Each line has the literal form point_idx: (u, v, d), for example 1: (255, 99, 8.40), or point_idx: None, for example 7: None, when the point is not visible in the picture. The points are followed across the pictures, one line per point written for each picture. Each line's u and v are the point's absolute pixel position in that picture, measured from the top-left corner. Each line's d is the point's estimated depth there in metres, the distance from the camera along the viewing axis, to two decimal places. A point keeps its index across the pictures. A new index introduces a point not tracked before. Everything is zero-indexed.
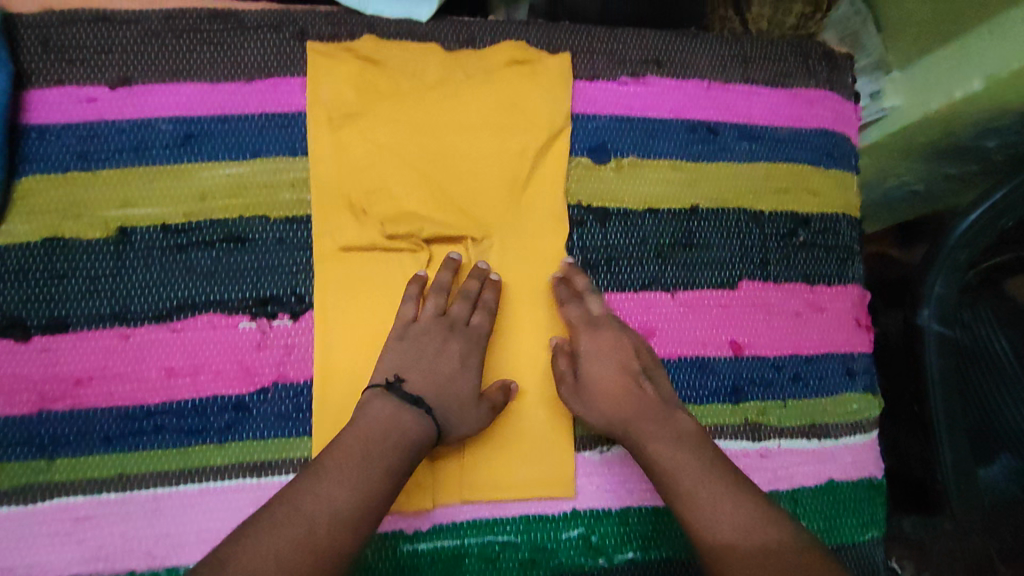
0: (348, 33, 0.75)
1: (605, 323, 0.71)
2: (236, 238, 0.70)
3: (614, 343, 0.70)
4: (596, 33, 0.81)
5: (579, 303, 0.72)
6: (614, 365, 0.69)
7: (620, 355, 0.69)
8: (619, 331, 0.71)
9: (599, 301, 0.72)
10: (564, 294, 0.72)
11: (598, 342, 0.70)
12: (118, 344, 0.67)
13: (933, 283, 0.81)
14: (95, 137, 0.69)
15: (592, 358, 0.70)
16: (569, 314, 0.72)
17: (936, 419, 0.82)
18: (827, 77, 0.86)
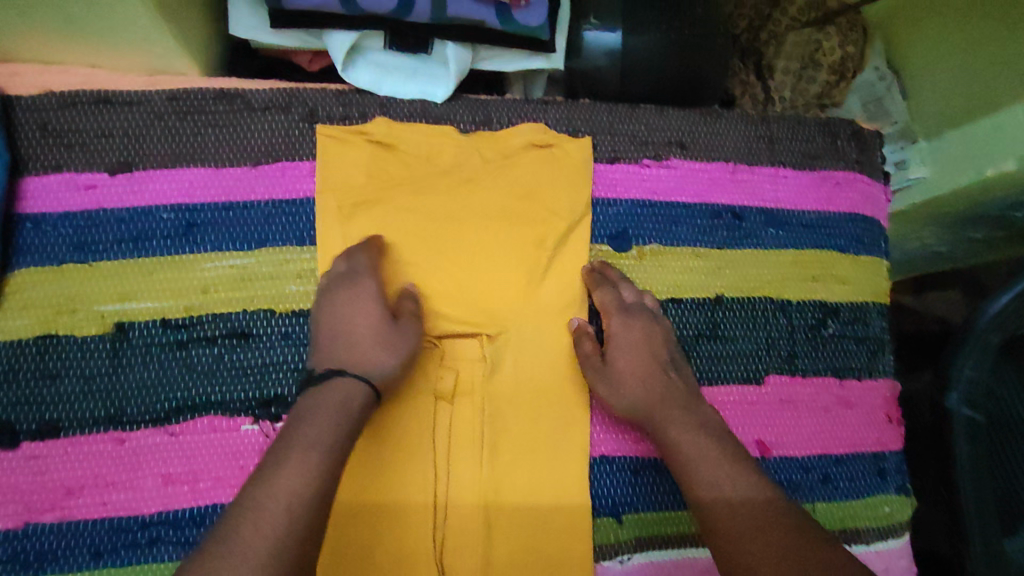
0: (359, 114, 0.71)
1: (639, 314, 0.70)
2: (239, 334, 0.67)
3: (645, 335, 0.68)
4: (618, 112, 0.78)
5: (613, 287, 0.71)
6: (643, 356, 0.67)
7: (651, 347, 0.68)
8: (651, 324, 0.69)
9: (633, 291, 0.71)
10: (599, 279, 0.72)
11: (630, 332, 0.68)
12: (112, 451, 0.63)
13: (962, 365, 0.76)
14: (93, 228, 0.65)
15: (623, 347, 0.68)
16: (602, 298, 0.70)
17: (966, 508, 0.74)
18: (857, 158, 0.82)
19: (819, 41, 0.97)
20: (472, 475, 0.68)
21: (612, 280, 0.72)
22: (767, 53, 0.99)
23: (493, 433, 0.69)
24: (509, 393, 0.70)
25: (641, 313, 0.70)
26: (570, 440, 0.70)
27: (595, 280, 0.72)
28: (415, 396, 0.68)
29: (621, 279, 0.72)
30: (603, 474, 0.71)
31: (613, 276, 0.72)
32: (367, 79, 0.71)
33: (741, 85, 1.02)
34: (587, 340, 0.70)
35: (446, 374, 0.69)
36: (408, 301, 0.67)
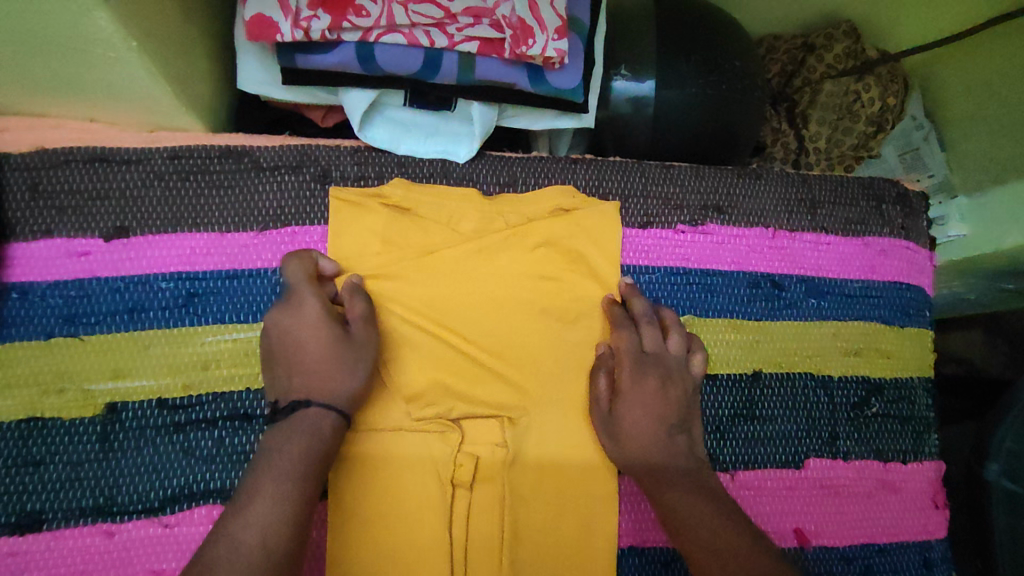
0: (375, 175, 0.67)
1: (656, 370, 0.64)
2: (243, 415, 0.61)
3: (657, 396, 0.64)
4: (650, 172, 0.72)
5: (632, 330, 0.66)
6: (652, 416, 0.63)
7: (662, 411, 0.63)
8: (666, 382, 0.64)
9: (655, 337, 0.66)
10: (621, 317, 0.66)
11: (642, 389, 0.64)
12: (101, 545, 0.57)
13: (1002, 436, 0.76)
14: (84, 298, 0.60)
15: (631, 403, 0.63)
16: (618, 342, 0.66)
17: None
18: (901, 223, 0.78)
19: (858, 91, 0.93)
20: (492, 568, 0.63)
21: (635, 320, 0.67)
22: (801, 100, 0.95)
23: (516, 524, 0.64)
24: (532, 480, 0.65)
25: (658, 367, 0.64)
26: (597, 529, 0.65)
27: (616, 319, 0.66)
28: (433, 484, 0.63)
29: (646, 317, 0.66)
30: (631, 568, 0.66)
31: (636, 314, 0.67)
32: (385, 137, 0.67)
33: (773, 133, 0.97)
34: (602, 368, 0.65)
35: (465, 461, 0.64)
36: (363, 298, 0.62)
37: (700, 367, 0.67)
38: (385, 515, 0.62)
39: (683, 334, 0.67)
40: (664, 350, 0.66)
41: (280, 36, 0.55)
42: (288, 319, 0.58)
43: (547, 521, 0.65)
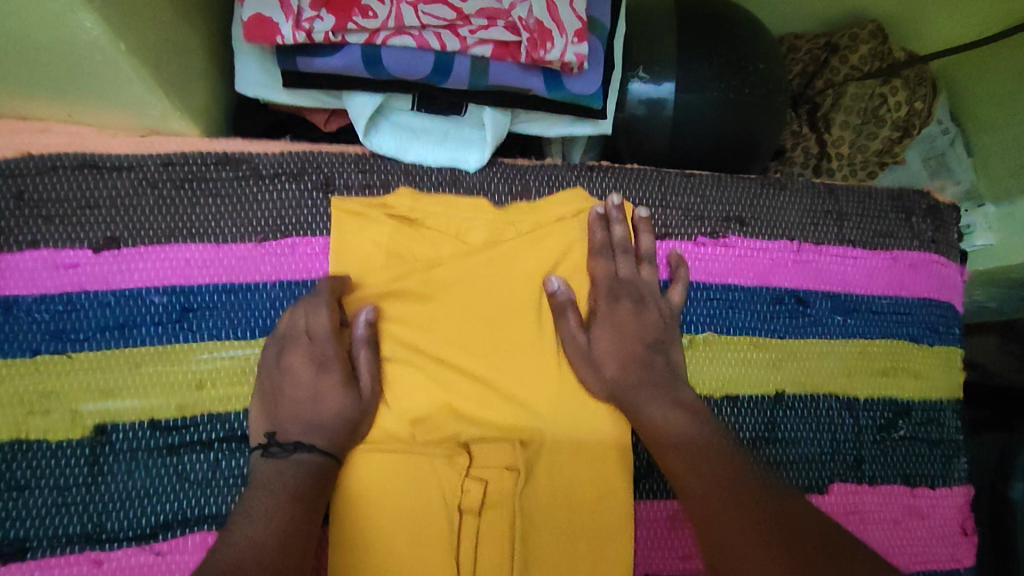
0: (381, 183, 0.64)
1: (628, 294, 0.64)
2: (240, 437, 0.58)
3: (633, 321, 0.63)
4: (670, 181, 0.69)
5: (609, 257, 0.65)
6: (625, 342, 0.63)
7: (638, 332, 0.63)
8: (641, 306, 0.64)
9: (630, 264, 0.65)
10: (601, 244, 0.65)
11: (616, 314, 0.63)
12: (89, 574, 0.54)
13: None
14: (73, 313, 0.57)
15: (606, 326, 0.63)
16: (595, 269, 0.65)
17: None
18: (932, 237, 0.74)
19: (884, 95, 0.88)
20: None
21: (613, 246, 0.65)
22: (824, 103, 0.90)
23: (526, 553, 0.60)
24: (543, 506, 0.61)
25: (627, 289, 0.64)
26: (612, 559, 0.61)
27: (594, 245, 0.65)
28: (440, 511, 0.60)
29: (623, 245, 0.65)
30: None
31: (613, 240, 0.65)
32: (391, 144, 0.63)
33: (793, 137, 0.93)
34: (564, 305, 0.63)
35: (473, 485, 0.61)
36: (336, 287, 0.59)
37: (680, 297, 0.66)
38: (388, 545, 0.58)
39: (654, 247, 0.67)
40: (640, 279, 0.65)
41: (280, 37, 0.51)
42: (303, 368, 0.58)
43: (559, 550, 0.61)
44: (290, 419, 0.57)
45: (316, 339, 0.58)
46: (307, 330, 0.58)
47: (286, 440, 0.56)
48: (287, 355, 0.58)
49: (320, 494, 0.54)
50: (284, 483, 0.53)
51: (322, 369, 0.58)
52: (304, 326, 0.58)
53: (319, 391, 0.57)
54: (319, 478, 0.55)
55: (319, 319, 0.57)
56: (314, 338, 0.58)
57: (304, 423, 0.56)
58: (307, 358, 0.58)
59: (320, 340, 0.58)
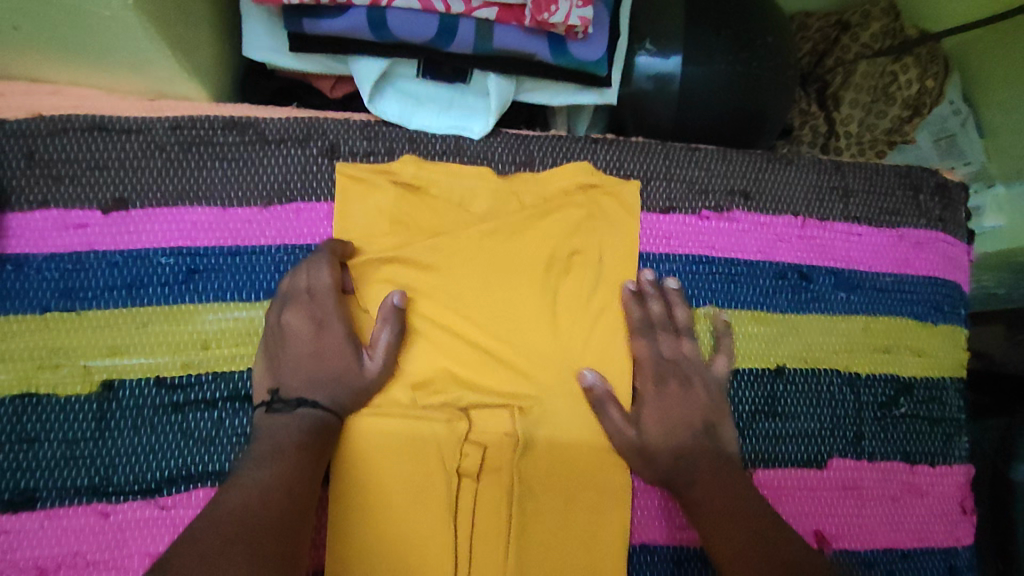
0: (385, 151, 0.64)
1: (658, 368, 0.64)
2: (243, 397, 0.59)
3: (680, 402, 0.63)
4: (675, 155, 0.69)
5: (650, 338, 0.64)
6: (662, 411, 0.63)
7: (685, 413, 0.62)
8: (686, 384, 0.64)
9: (673, 341, 0.65)
10: (636, 325, 0.64)
11: (662, 400, 0.63)
12: (95, 526, 0.56)
13: None
14: (81, 272, 0.58)
15: (654, 408, 0.63)
16: (639, 351, 0.64)
17: None
18: (939, 215, 0.74)
19: (894, 73, 0.87)
20: (497, 561, 0.61)
21: (654, 323, 0.65)
22: (833, 82, 0.90)
23: (523, 517, 0.61)
24: (538, 472, 0.62)
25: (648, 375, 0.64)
26: (606, 524, 0.62)
27: (633, 326, 0.64)
28: (439, 475, 0.60)
29: (661, 322, 0.65)
30: (642, 565, 0.63)
31: (653, 318, 0.65)
32: (396, 112, 0.64)
33: (801, 115, 0.92)
34: (603, 399, 0.62)
35: (472, 450, 0.61)
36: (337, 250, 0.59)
37: (725, 368, 0.65)
38: (388, 506, 0.60)
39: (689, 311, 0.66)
40: (677, 316, 0.65)
41: None
42: (301, 327, 0.58)
43: (555, 513, 0.62)
44: (292, 376, 0.57)
45: (317, 297, 0.58)
46: (307, 288, 0.58)
47: (287, 395, 0.57)
48: (288, 314, 0.58)
49: (320, 453, 0.55)
50: (285, 440, 0.54)
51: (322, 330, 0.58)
52: (304, 284, 0.58)
53: (320, 349, 0.58)
54: (319, 437, 0.56)
55: (322, 277, 0.58)
56: (312, 297, 0.58)
57: (305, 378, 0.57)
58: (306, 316, 0.58)
59: (320, 297, 0.58)
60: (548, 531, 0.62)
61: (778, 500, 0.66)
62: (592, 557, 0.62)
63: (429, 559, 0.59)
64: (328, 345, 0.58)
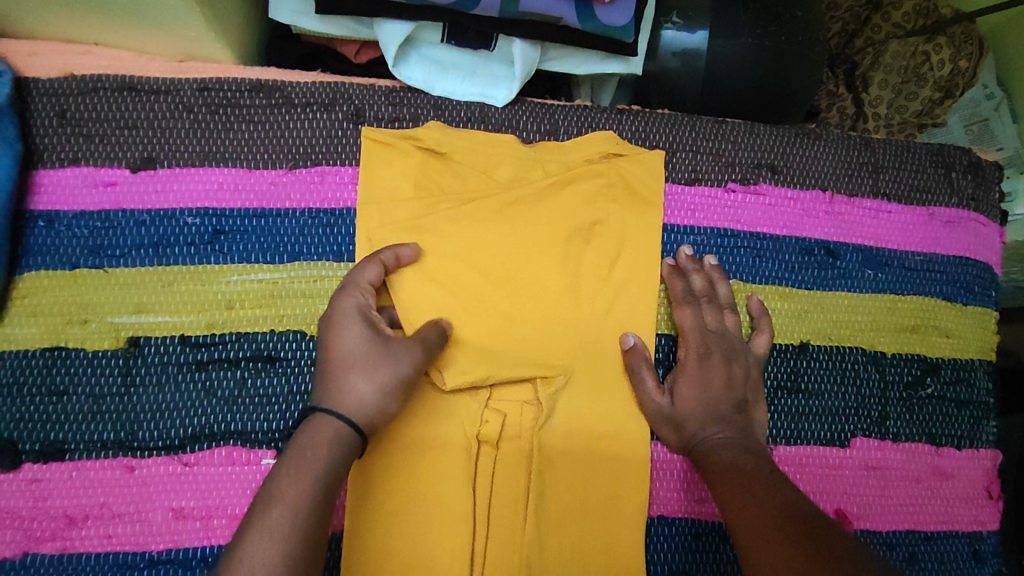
0: (410, 117, 0.64)
1: (700, 341, 0.62)
2: (266, 357, 0.59)
3: (722, 373, 0.61)
4: (701, 127, 0.68)
5: (695, 308, 0.63)
6: (696, 381, 0.61)
7: (725, 387, 0.61)
8: (730, 358, 0.62)
9: (717, 314, 0.64)
10: (679, 297, 0.64)
11: (705, 369, 0.61)
12: (120, 479, 0.56)
13: None
14: (110, 229, 0.59)
15: (692, 378, 0.61)
16: (683, 319, 0.63)
17: None
18: (971, 194, 0.72)
19: (926, 53, 0.85)
20: (515, 528, 0.60)
21: (697, 296, 0.64)
22: (863, 63, 0.88)
23: (541, 485, 0.61)
24: (559, 442, 0.62)
25: (690, 348, 0.62)
26: (624, 495, 0.62)
27: (675, 296, 0.64)
28: (458, 440, 0.60)
29: (705, 294, 0.64)
30: (660, 538, 0.63)
31: (695, 290, 0.64)
32: (420, 77, 0.64)
33: (828, 97, 0.91)
34: (644, 362, 0.62)
35: (492, 417, 0.61)
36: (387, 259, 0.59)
37: (766, 346, 0.65)
38: (408, 471, 0.60)
39: (730, 287, 0.66)
40: (716, 292, 0.65)
41: None
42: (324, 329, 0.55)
43: (574, 483, 0.62)
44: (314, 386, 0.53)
45: (349, 286, 0.57)
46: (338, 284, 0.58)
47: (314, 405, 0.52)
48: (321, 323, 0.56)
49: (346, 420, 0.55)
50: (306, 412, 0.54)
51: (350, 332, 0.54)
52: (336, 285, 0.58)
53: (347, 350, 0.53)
54: None
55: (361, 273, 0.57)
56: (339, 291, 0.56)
57: (335, 383, 0.52)
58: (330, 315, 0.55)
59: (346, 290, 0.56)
60: (567, 501, 0.61)
61: (800, 478, 0.65)
62: (610, 528, 0.62)
63: (448, 525, 0.59)
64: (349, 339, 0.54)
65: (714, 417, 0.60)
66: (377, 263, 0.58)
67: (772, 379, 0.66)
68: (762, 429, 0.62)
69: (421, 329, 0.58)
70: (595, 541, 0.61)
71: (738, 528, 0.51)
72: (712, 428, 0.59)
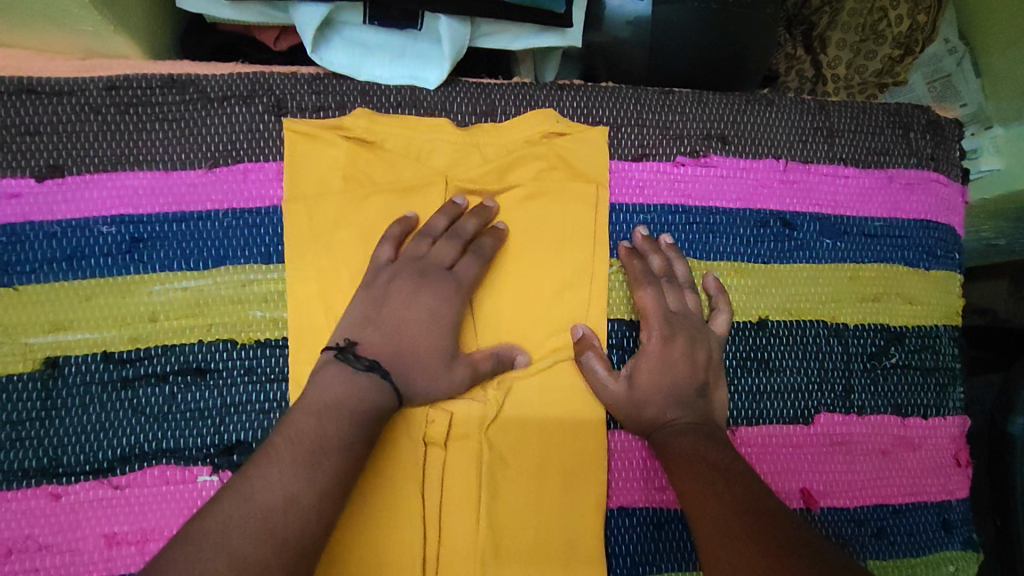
0: (336, 104, 0.60)
1: (656, 325, 0.59)
2: (195, 371, 0.56)
3: (686, 357, 0.58)
4: (647, 99, 0.65)
5: (656, 287, 0.60)
6: (651, 362, 0.59)
7: (689, 371, 0.58)
8: (692, 340, 0.59)
9: (678, 295, 0.61)
10: (635, 278, 0.61)
11: (668, 351, 0.59)
12: (47, 508, 0.54)
13: None
14: (18, 245, 0.55)
15: (655, 361, 0.58)
16: (645, 299, 0.60)
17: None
18: (930, 154, 0.70)
19: (884, 9, 0.79)
20: (471, 532, 0.58)
21: (657, 275, 0.61)
22: (820, 22, 0.83)
23: (494, 484, 0.59)
24: (512, 437, 0.60)
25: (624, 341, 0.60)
26: (582, 490, 0.60)
27: (636, 276, 0.61)
28: (403, 444, 0.58)
29: (665, 274, 0.61)
30: (621, 530, 0.61)
31: (654, 270, 0.61)
32: (345, 61, 0.60)
33: (786, 60, 0.86)
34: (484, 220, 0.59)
35: (437, 416, 0.58)
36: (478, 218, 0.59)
37: (725, 326, 0.62)
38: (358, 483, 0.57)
39: (688, 267, 0.63)
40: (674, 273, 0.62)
41: None
42: (434, 302, 0.56)
43: (530, 482, 0.59)
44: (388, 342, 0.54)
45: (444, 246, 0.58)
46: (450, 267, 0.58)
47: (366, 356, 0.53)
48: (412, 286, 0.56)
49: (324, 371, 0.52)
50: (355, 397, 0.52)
51: (438, 270, 0.57)
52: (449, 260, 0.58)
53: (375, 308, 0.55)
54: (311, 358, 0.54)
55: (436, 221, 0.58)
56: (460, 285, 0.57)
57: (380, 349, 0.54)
58: (443, 310, 0.56)
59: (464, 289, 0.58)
60: (523, 501, 0.59)
61: (764, 459, 0.63)
62: (569, 525, 0.60)
63: (401, 523, 0.57)
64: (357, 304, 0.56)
65: (672, 402, 0.57)
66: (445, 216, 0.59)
67: (733, 358, 0.64)
68: (722, 412, 0.60)
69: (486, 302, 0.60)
70: (553, 539, 0.59)
71: (696, 522, 0.48)
72: (674, 413, 0.57)
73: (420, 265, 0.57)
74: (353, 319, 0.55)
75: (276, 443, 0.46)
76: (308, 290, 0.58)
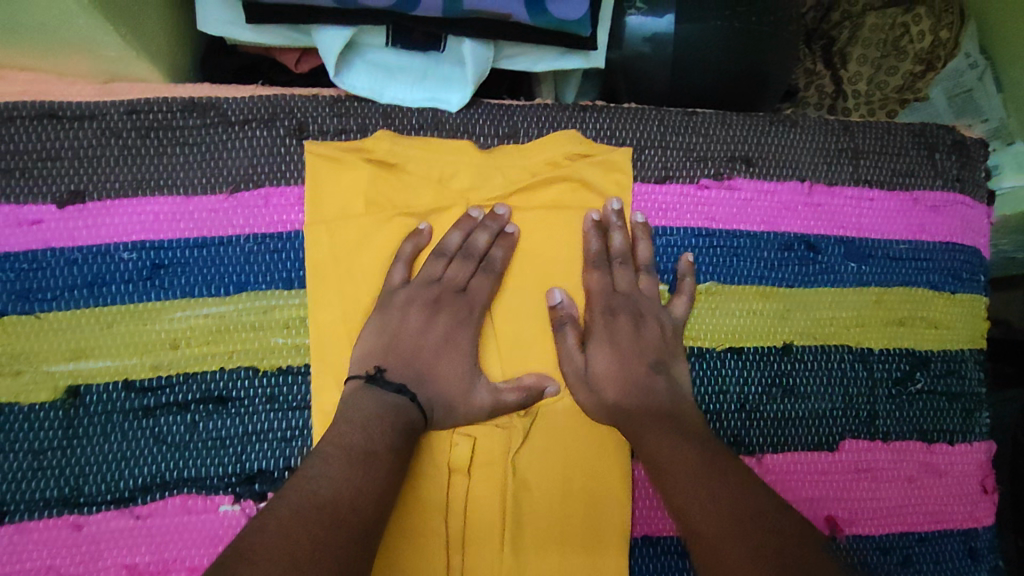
0: (357, 128, 0.60)
1: (653, 315, 0.60)
2: (217, 398, 0.56)
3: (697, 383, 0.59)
4: (670, 120, 0.64)
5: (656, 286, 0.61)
6: (624, 356, 0.58)
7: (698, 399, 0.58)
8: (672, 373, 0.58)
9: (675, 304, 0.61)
10: (652, 264, 0.62)
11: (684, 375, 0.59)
12: (68, 538, 0.54)
13: None
14: (39, 272, 0.55)
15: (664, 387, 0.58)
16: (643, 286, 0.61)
17: None
18: (957, 175, 0.69)
19: (905, 25, 0.78)
20: (493, 561, 0.57)
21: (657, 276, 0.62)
22: (840, 37, 0.83)
23: (516, 513, 0.58)
24: (534, 465, 0.59)
25: (629, 305, 0.60)
26: (607, 518, 0.59)
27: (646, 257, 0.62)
28: (426, 473, 0.57)
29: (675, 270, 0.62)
30: (645, 559, 0.60)
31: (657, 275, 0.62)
32: (366, 84, 0.59)
33: (806, 76, 0.85)
34: (494, 235, 0.60)
35: (461, 441, 0.58)
36: (489, 225, 0.60)
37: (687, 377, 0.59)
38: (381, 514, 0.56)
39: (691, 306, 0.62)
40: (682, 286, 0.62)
41: None
42: (448, 326, 0.58)
43: (552, 511, 0.59)
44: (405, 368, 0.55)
45: (458, 266, 0.59)
46: (462, 288, 0.59)
47: (392, 379, 0.54)
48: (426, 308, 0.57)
49: (349, 398, 0.52)
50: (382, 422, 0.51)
51: (452, 293, 0.59)
52: (460, 281, 0.59)
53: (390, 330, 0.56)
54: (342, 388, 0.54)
55: (449, 241, 0.59)
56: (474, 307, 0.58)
57: (399, 372, 0.55)
58: (456, 335, 0.58)
59: (476, 308, 0.59)
60: (546, 530, 0.58)
61: (789, 487, 0.63)
62: (593, 555, 0.59)
63: (426, 554, 0.57)
64: (377, 328, 0.56)
65: None
66: (457, 232, 0.59)
67: (757, 384, 0.63)
68: None
69: (501, 317, 0.61)
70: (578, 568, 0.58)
71: None
72: None
73: (433, 290, 0.58)
74: (373, 344, 0.56)
75: (303, 474, 0.45)
76: (329, 317, 0.57)
